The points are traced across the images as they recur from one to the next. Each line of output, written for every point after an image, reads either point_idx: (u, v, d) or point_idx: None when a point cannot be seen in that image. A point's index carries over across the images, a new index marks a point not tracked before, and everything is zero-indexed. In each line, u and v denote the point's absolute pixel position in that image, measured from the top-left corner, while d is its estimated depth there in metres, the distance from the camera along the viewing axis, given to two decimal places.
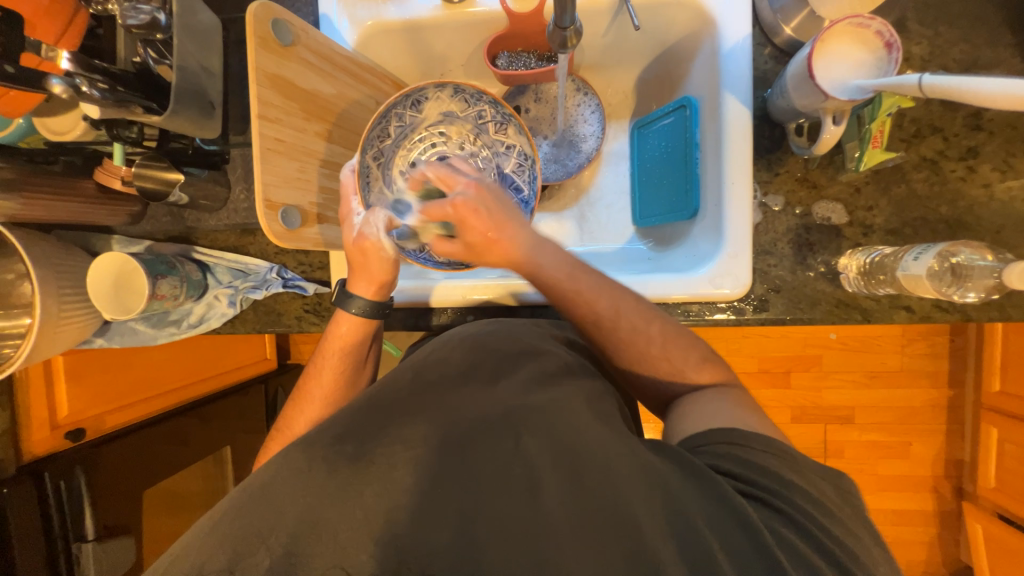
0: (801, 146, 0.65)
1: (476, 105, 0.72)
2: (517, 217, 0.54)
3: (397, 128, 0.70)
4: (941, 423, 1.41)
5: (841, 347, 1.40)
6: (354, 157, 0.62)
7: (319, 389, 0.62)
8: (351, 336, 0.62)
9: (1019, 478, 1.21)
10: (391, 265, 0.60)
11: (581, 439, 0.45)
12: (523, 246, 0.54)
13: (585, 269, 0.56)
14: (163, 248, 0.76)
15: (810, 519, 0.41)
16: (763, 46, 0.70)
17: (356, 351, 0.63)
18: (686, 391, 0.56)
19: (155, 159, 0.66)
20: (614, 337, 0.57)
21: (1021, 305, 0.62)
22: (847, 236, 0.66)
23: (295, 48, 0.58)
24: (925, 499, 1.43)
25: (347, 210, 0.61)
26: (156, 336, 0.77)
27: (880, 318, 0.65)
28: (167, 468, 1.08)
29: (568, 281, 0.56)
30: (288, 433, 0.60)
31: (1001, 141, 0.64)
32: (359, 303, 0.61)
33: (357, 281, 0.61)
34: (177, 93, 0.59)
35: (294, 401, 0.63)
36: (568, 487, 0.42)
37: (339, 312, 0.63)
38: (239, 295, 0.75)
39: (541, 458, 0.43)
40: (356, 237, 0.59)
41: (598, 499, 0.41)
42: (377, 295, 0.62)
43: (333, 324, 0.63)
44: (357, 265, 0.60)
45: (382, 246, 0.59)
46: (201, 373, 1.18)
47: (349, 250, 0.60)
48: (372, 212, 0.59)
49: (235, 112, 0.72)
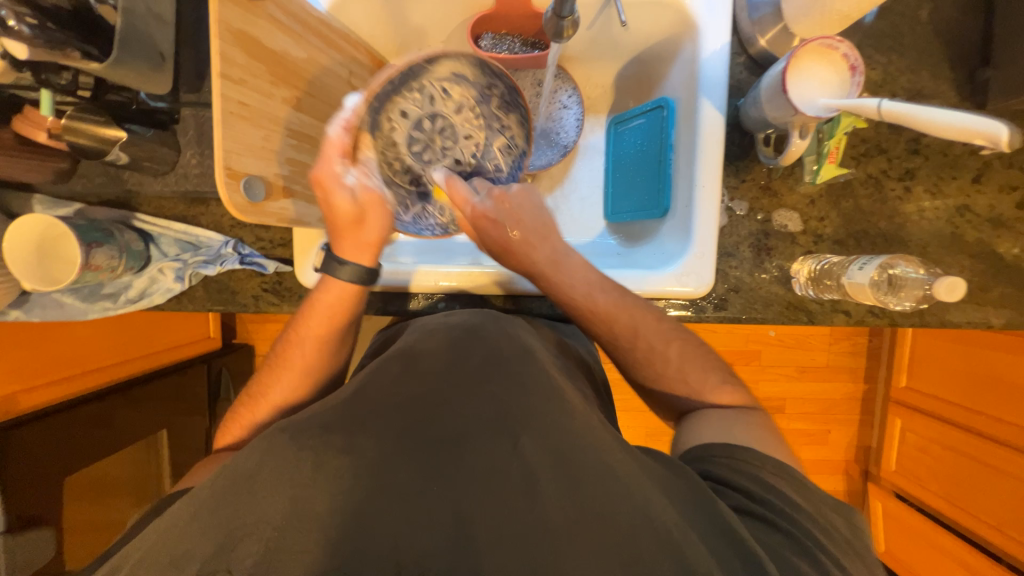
0: (768, 156, 0.68)
1: (491, 80, 0.69)
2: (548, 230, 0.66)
3: (401, 77, 0.64)
4: (856, 413, 1.57)
5: (780, 344, 1.52)
6: (347, 113, 0.55)
7: (299, 357, 0.60)
8: (339, 305, 0.60)
9: (916, 463, 1.39)
10: (388, 228, 0.60)
11: (561, 428, 0.46)
12: (549, 254, 0.64)
13: (603, 288, 0.62)
14: (97, 212, 0.68)
15: (771, 515, 0.44)
16: (739, 55, 0.72)
17: (341, 320, 0.61)
18: (695, 410, 0.59)
19: (91, 111, 0.59)
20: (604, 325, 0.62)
21: (937, 314, 0.70)
22: (800, 243, 0.71)
23: (264, 4, 0.52)
24: (838, 480, 1.60)
25: (331, 172, 0.55)
26: (86, 311, 0.69)
27: (823, 320, 0.71)
28: (96, 453, 0.99)
29: (586, 301, 0.62)
30: (263, 398, 0.60)
31: (933, 166, 0.71)
32: (352, 269, 0.59)
33: (350, 246, 0.59)
34: (123, 41, 0.52)
35: (272, 365, 0.61)
36: (546, 476, 0.43)
37: (324, 277, 0.60)
38: (187, 270, 0.69)
39: (518, 446, 0.44)
40: (355, 194, 0.57)
41: (576, 487, 0.42)
42: (372, 262, 0.61)
43: (321, 289, 0.60)
44: (349, 224, 0.58)
45: (379, 205, 0.59)
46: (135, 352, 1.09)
47: (341, 210, 0.56)
48: (365, 167, 0.61)
49: (188, 68, 0.65)
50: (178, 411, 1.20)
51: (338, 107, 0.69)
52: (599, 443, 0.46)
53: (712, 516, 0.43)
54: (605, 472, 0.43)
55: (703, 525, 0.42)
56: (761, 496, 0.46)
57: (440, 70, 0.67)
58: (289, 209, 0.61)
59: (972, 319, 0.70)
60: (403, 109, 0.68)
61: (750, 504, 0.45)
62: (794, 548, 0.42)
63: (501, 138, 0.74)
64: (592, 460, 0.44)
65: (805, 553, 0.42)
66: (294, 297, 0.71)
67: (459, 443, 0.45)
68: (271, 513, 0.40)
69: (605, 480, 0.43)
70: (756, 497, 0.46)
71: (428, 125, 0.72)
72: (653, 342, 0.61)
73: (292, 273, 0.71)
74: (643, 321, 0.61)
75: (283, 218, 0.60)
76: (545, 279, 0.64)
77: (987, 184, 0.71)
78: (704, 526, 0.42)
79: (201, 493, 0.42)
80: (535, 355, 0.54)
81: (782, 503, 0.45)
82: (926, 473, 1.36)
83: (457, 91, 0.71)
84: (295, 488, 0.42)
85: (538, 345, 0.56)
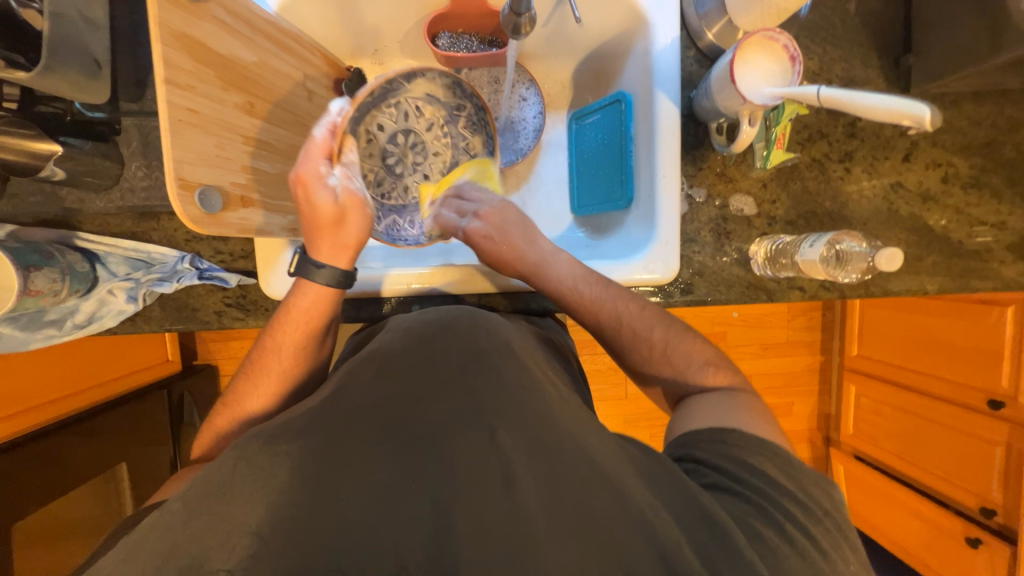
0: (722, 145, 0.72)
1: (461, 100, 0.76)
2: (534, 237, 0.68)
3: (382, 90, 0.69)
4: (815, 384, 1.67)
5: (742, 324, 1.59)
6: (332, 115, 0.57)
7: (275, 363, 0.58)
8: (315, 308, 0.59)
9: (871, 425, 1.50)
10: (367, 229, 0.60)
11: (539, 418, 0.46)
12: (536, 259, 0.66)
13: (588, 280, 0.64)
14: (32, 233, 0.63)
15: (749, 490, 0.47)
16: (688, 49, 0.76)
17: (321, 323, 0.60)
18: (689, 397, 0.60)
19: (18, 124, 0.55)
20: (607, 322, 0.63)
21: (880, 285, 0.76)
22: (756, 226, 0.75)
23: (207, 6, 0.50)
24: (803, 448, 1.70)
25: (315, 172, 0.55)
26: (27, 340, 0.64)
27: (780, 297, 0.75)
28: (47, 493, 0.92)
29: (571, 292, 0.64)
30: (241, 406, 0.57)
31: (869, 148, 0.76)
32: (328, 274, 0.58)
33: (326, 248, 0.58)
34: (52, 47, 0.49)
35: (248, 373, 0.59)
36: (526, 467, 0.43)
37: (300, 281, 0.59)
38: (140, 289, 0.65)
39: (496, 439, 0.44)
40: (337, 195, 0.56)
41: (555, 476, 0.43)
42: (348, 265, 0.60)
43: (296, 295, 0.59)
44: (329, 225, 0.57)
45: (361, 204, 0.59)
46: (83, 382, 1.02)
47: (322, 211, 0.56)
48: (350, 167, 0.59)
49: (126, 75, 0.61)
50: (138, 440, 1.13)
51: (295, 112, 0.67)
52: (579, 431, 0.47)
53: (688, 495, 0.44)
54: (587, 458, 0.44)
55: (681, 503, 0.44)
56: (731, 467, 0.48)
57: (417, 88, 0.73)
58: (249, 219, 0.58)
59: (910, 288, 0.76)
60: (380, 122, 0.73)
61: (722, 477, 0.47)
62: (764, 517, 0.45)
63: (467, 157, 0.79)
64: (573, 449, 0.45)
65: (774, 521, 0.44)
66: (260, 309, 0.68)
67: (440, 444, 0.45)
68: (249, 529, 0.39)
69: (587, 467, 0.44)
70: (730, 471, 0.48)
71: (402, 139, 0.76)
72: (637, 327, 0.62)
73: (256, 285, 0.68)
74: (627, 309, 0.63)
75: (243, 228, 0.58)
76: (530, 279, 0.67)
77: (916, 162, 0.77)
78: (681, 504, 0.43)
79: (167, 514, 0.41)
80: (513, 351, 0.54)
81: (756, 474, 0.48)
82: (880, 434, 1.47)
83: (429, 109, 0.76)
84: (273, 504, 0.41)
85: (515, 341, 0.56)
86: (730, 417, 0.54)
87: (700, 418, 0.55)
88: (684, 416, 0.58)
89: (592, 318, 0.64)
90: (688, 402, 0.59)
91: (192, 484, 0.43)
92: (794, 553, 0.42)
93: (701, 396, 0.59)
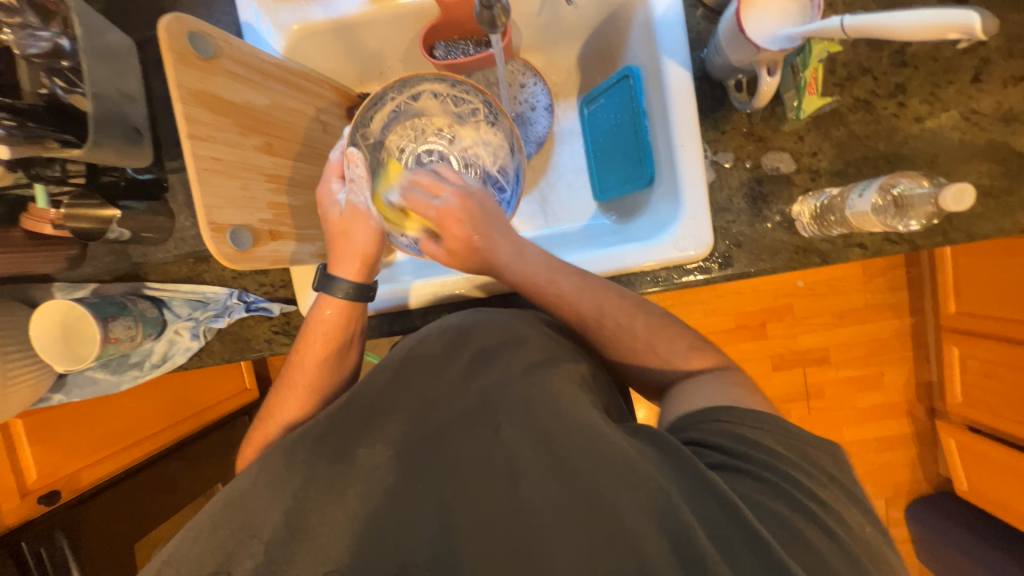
0: (743, 102, 0.65)
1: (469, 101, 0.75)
2: (507, 230, 0.64)
3: (391, 113, 0.74)
4: (908, 350, 1.49)
5: (810, 293, 1.46)
6: (343, 140, 0.65)
7: (302, 375, 0.63)
8: (336, 319, 0.64)
9: (983, 391, 1.30)
10: (372, 242, 0.64)
11: (548, 414, 0.50)
12: (511, 253, 0.63)
13: (564, 272, 0.62)
14: (110, 289, 0.71)
15: (789, 480, 0.45)
16: (695, 7, 0.70)
17: (341, 335, 0.64)
18: (687, 379, 0.58)
19: (85, 197, 0.62)
20: (590, 321, 0.61)
21: (962, 228, 0.66)
22: (797, 183, 0.68)
23: (218, 61, 0.55)
24: (901, 423, 1.52)
25: (327, 191, 0.63)
26: (118, 382, 0.74)
27: (837, 258, 0.68)
28: (157, 515, 1.05)
29: (550, 285, 0.62)
30: (273, 417, 0.62)
31: (925, 75, 0.67)
32: (344, 286, 0.64)
33: (342, 263, 0.64)
34: (97, 123, 0.55)
35: (279, 386, 0.64)
36: (531, 460, 0.48)
37: (323, 297, 0.64)
38: (201, 326, 0.72)
39: (501, 433, 0.49)
40: (343, 209, 0.63)
41: (564, 467, 0.47)
42: (361, 277, 0.65)
43: (317, 309, 0.64)
44: (340, 237, 0.63)
45: (369, 217, 0.63)
46: (189, 409, 1.14)
47: (332, 222, 0.63)
48: (356, 181, 0.63)
49: (167, 137, 0.68)
50: (229, 463, 1.24)
51: (313, 145, 0.71)
52: (589, 421, 0.49)
53: (695, 473, 0.45)
54: (596, 448, 0.47)
55: (686, 487, 0.45)
56: (733, 446, 0.47)
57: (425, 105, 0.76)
58: (280, 250, 0.63)
59: (1003, 227, 0.65)
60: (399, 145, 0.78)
61: (725, 458, 0.47)
62: (788, 504, 0.44)
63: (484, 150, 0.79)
64: (581, 443, 0.47)
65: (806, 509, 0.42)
66: None
67: (452, 441, 0.50)
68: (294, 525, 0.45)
69: (597, 457, 0.46)
70: (731, 448, 0.47)
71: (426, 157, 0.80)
72: (620, 319, 0.60)
73: (297, 311, 0.73)
74: (607, 299, 0.61)
75: (275, 259, 0.62)
76: (501, 275, 0.65)
77: (989, 82, 0.66)
78: (689, 485, 0.45)
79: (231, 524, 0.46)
80: (528, 346, 0.56)
81: (792, 456, 0.46)
82: (996, 399, 1.27)
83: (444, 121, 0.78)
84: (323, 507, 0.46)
85: (536, 338, 0.58)
86: (718, 397, 0.53)
87: (687, 403, 0.54)
88: (676, 401, 0.56)
89: (567, 312, 0.62)
90: (680, 392, 0.58)
91: (221, 494, 0.50)
92: (829, 540, 0.42)
93: (685, 385, 0.57)
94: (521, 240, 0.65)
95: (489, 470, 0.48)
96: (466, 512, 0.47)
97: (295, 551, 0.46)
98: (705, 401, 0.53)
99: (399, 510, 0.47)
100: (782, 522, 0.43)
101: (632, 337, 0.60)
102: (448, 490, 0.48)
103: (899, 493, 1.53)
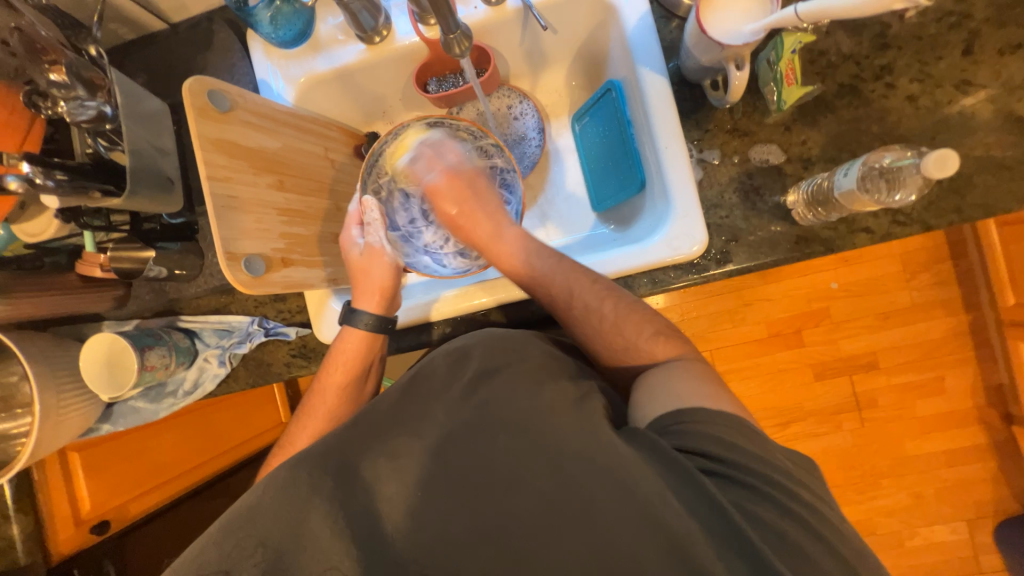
0: (719, 99, 0.67)
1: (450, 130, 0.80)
2: (492, 208, 0.74)
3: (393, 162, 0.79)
4: (967, 348, 1.36)
5: (845, 294, 1.38)
6: (357, 191, 0.72)
7: (322, 404, 0.68)
8: (355, 349, 0.69)
9: None
10: (390, 273, 0.70)
11: (542, 421, 0.50)
12: (490, 232, 0.72)
13: (540, 254, 0.67)
14: (150, 323, 0.79)
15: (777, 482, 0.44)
16: (669, 20, 0.73)
17: (356, 366, 0.68)
18: (658, 368, 0.57)
19: (126, 240, 0.71)
20: (584, 327, 0.62)
21: (977, 205, 0.63)
22: (789, 173, 0.67)
23: (233, 112, 0.62)
24: (972, 431, 1.37)
25: (349, 236, 0.72)
26: (157, 409, 0.80)
27: (843, 245, 0.65)
28: None
29: (525, 266, 0.67)
30: (294, 444, 0.66)
31: (912, 54, 0.66)
32: (366, 319, 0.69)
33: (363, 297, 0.70)
34: (134, 175, 0.64)
35: (300, 414, 0.69)
36: (522, 463, 0.48)
37: (346, 329, 0.70)
38: (226, 353, 0.78)
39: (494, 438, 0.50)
40: (363, 249, 0.71)
41: (557, 470, 0.47)
42: (382, 309, 0.70)
43: (340, 340, 0.69)
44: (359, 276, 0.71)
45: (384, 254, 0.70)
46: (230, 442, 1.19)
47: (354, 263, 0.71)
48: (372, 224, 0.71)
49: (196, 185, 0.77)
50: None
51: (321, 180, 0.77)
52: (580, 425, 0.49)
53: (688, 475, 0.44)
54: (589, 451, 0.47)
55: (678, 485, 0.45)
56: (726, 453, 0.46)
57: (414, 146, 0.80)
58: (292, 275, 0.68)
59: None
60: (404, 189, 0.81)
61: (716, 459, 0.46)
62: (773, 503, 0.43)
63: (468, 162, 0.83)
64: (574, 447, 0.48)
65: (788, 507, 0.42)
66: (320, 356, 0.78)
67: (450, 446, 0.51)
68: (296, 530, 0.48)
69: (589, 459, 0.47)
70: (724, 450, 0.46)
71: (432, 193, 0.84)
72: (588, 301, 0.61)
73: (312, 334, 0.78)
74: (577, 282, 0.63)
75: (288, 284, 0.67)
76: (484, 250, 0.73)
77: (983, 53, 0.64)
78: (680, 484, 0.45)
79: (238, 530, 0.49)
80: (525, 362, 0.57)
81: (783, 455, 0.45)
82: None
83: None
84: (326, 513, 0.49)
85: (529, 348, 0.59)
86: (699, 391, 0.51)
87: (660, 401, 0.52)
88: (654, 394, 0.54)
89: (553, 305, 0.64)
90: (647, 382, 0.56)
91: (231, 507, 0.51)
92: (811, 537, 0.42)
93: (656, 377, 0.55)
94: (502, 219, 0.73)
95: (481, 475, 0.49)
96: (462, 515, 0.48)
97: (305, 555, 0.48)
98: (699, 398, 0.50)
99: (397, 517, 0.49)
100: (772, 520, 0.42)
101: (625, 338, 0.60)
102: (444, 493, 0.48)
103: (981, 513, 1.36)
